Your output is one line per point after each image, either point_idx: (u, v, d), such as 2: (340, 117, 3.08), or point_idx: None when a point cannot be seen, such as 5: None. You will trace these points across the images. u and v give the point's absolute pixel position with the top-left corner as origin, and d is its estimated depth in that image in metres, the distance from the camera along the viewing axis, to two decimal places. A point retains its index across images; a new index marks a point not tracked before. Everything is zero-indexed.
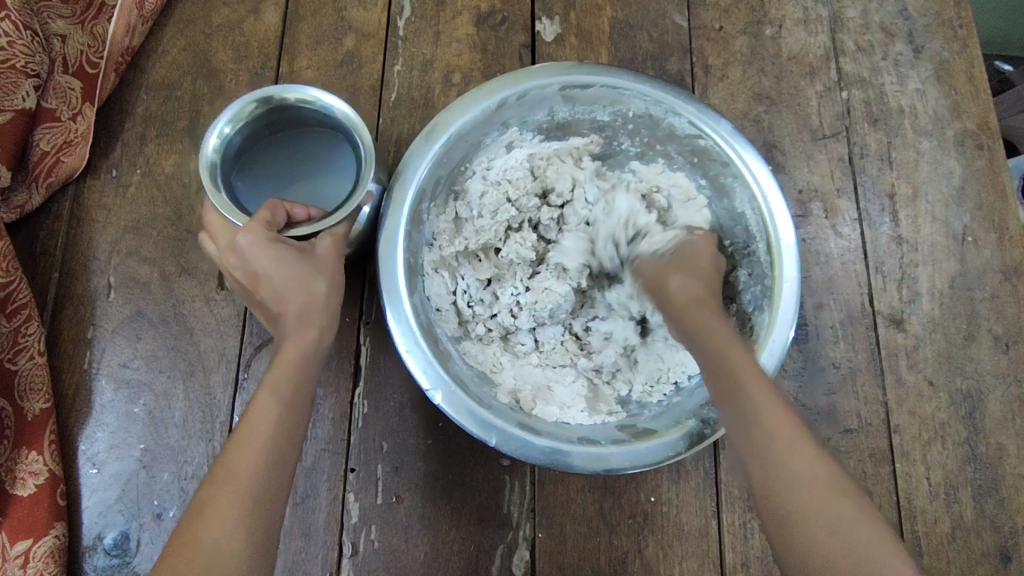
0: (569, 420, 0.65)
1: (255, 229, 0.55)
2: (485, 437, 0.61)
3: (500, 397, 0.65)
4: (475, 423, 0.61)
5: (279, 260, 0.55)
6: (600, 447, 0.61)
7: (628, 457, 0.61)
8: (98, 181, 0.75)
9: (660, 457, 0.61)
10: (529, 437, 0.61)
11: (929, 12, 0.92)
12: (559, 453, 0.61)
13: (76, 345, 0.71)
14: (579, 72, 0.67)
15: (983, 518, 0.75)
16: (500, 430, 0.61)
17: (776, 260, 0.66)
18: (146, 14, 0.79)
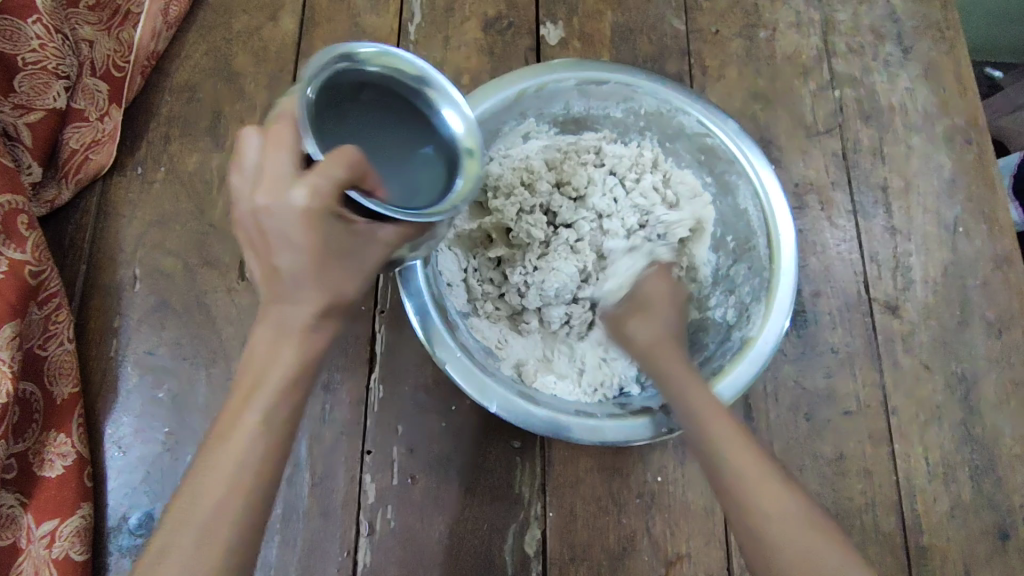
0: (568, 396, 0.69)
1: (321, 184, 0.47)
2: (485, 402, 0.64)
3: (505, 368, 0.69)
4: (480, 391, 0.65)
5: (309, 244, 0.49)
6: (597, 420, 0.65)
7: (623, 432, 0.64)
8: (124, 178, 0.79)
9: (653, 433, 0.64)
10: (529, 406, 0.65)
11: (917, 15, 0.96)
12: (560, 424, 0.64)
13: (103, 333, 0.74)
14: (596, 69, 0.72)
15: (981, 497, 0.77)
16: (504, 398, 0.65)
17: (775, 252, 0.69)
18: (170, 21, 0.83)
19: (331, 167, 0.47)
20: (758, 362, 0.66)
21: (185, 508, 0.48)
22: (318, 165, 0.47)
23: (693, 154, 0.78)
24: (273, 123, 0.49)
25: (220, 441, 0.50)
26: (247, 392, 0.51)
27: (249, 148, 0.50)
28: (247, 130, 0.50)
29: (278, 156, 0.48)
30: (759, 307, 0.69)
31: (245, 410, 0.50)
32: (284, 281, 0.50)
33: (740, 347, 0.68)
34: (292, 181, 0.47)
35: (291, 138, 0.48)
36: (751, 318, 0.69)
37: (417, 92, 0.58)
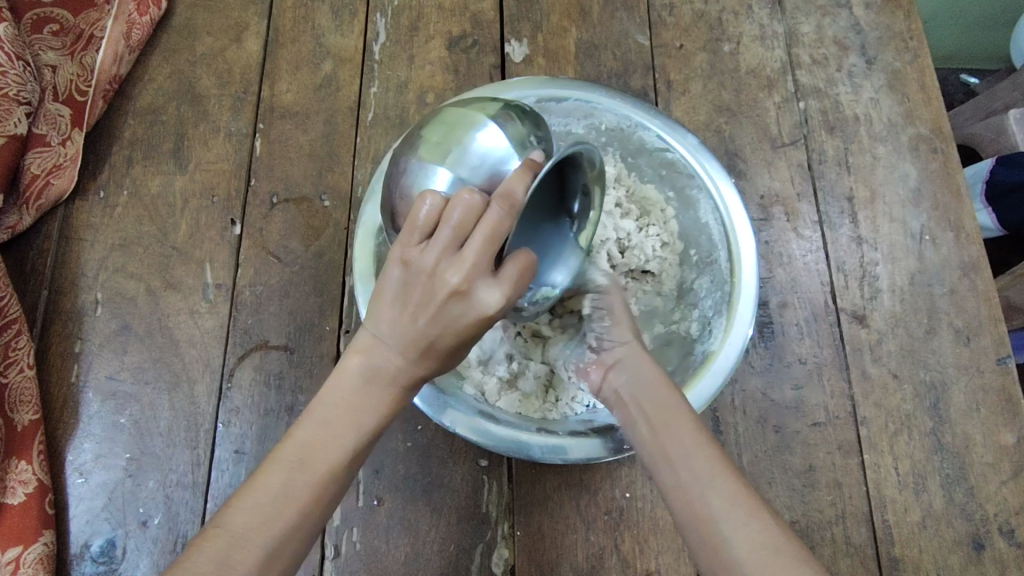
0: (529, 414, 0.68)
1: (511, 295, 0.50)
2: (442, 421, 0.64)
3: (466, 388, 0.69)
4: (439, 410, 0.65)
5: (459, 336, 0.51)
6: (557, 438, 0.65)
7: (582, 449, 0.64)
8: (87, 203, 0.79)
9: (613, 451, 0.64)
10: (488, 426, 0.65)
11: (879, 26, 0.98)
12: (519, 442, 0.64)
13: (64, 359, 0.73)
14: (555, 88, 0.74)
15: (953, 507, 0.76)
16: (462, 417, 0.65)
17: (735, 267, 0.69)
18: (133, 45, 0.83)
19: (520, 282, 0.50)
20: (718, 377, 0.66)
21: (261, 515, 0.48)
22: (511, 272, 0.49)
23: (654, 168, 0.78)
24: (490, 201, 0.49)
25: (305, 462, 0.51)
26: (340, 423, 0.52)
27: (461, 208, 0.48)
28: (470, 192, 0.49)
29: (480, 241, 0.48)
30: (720, 321, 0.69)
31: (338, 441, 0.52)
32: (416, 345, 0.51)
33: (700, 362, 0.68)
34: (489, 277, 0.49)
35: (501, 236, 0.48)
36: (713, 332, 0.69)
37: (574, 202, 0.70)
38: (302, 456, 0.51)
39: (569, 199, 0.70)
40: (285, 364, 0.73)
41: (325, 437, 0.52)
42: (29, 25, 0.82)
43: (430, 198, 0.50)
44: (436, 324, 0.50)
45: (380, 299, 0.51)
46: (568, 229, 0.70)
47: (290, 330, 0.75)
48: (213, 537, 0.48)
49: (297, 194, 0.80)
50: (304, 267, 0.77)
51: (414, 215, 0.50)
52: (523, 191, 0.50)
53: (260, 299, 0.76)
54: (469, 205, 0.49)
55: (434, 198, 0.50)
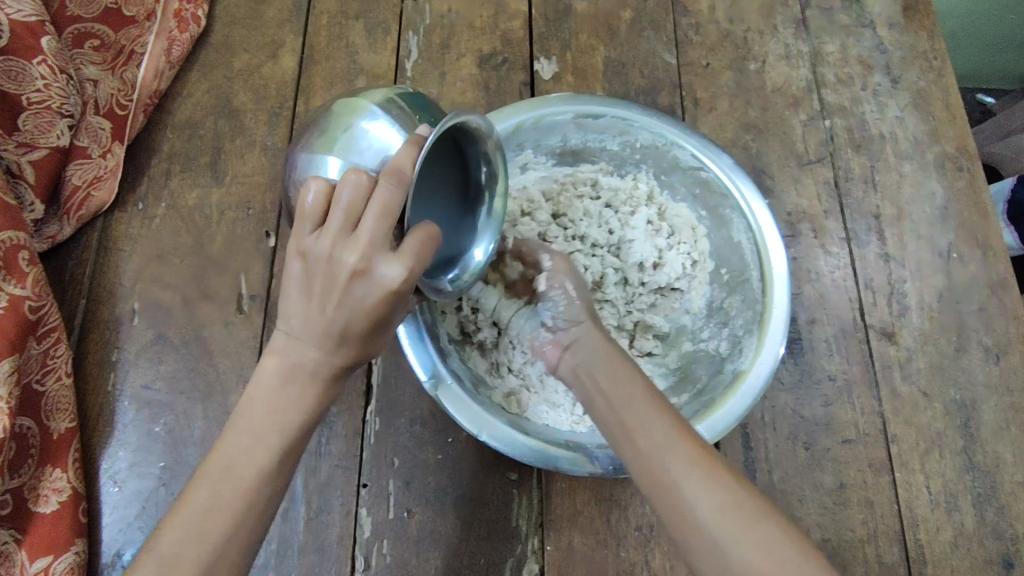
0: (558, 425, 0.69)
1: (413, 269, 0.49)
2: (473, 431, 0.64)
3: (495, 398, 0.69)
4: (467, 416, 0.65)
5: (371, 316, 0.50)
6: (585, 450, 0.65)
7: (610, 463, 0.64)
8: (125, 214, 0.80)
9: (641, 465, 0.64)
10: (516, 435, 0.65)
11: (904, 46, 0.99)
12: (548, 453, 0.64)
13: (102, 367, 0.74)
14: (593, 104, 0.74)
15: (985, 526, 0.76)
16: (492, 426, 0.64)
17: (767, 287, 0.70)
18: (173, 60, 0.86)
19: (422, 254, 0.49)
20: (749, 397, 0.66)
21: (188, 533, 0.50)
22: (410, 245, 0.49)
23: (688, 186, 0.79)
24: (380, 179, 0.49)
25: (229, 471, 0.51)
26: (263, 428, 0.52)
27: (350, 189, 0.48)
28: (357, 172, 0.49)
29: (373, 219, 0.48)
30: (752, 341, 0.69)
31: (259, 443, 0.52)
32: (329, 335, 0.51)
33: (732, 380, 0.68)
34: (385, 252, 0.49)
35: (391, 209, 0.48)
36: (744, 351, 0.69)
37: (478, 171, 0.68)
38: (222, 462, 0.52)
39: (472, 169, 0.68)
40: None
41: (249, 444, 0.52)
42: (69, 39, 0.82)
43: (315, 185, 0.50)
44: (346, 310, 0.50)
45: (288, 296, 0.51)
46: (478, 198, 0.69)
47: None
48: (145, 557, 0.50)
49: None
50: None
51: (303, 205, 0.50)
52: (412, 167, 0.50)
53: None
54: (357, 186, 0.49)
55: (318, 183, 0.50)
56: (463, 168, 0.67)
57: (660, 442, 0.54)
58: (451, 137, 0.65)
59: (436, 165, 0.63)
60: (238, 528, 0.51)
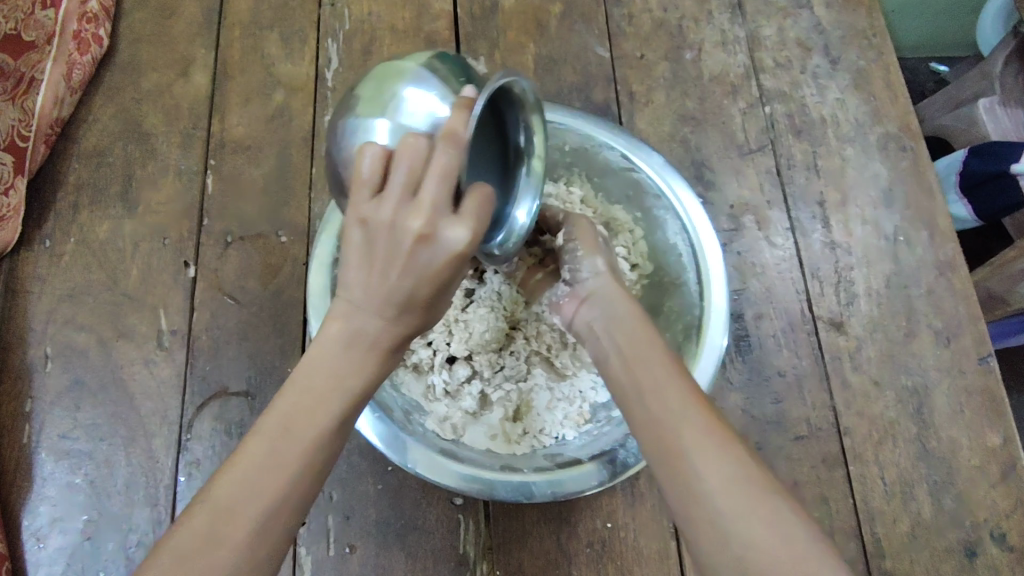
0: (496, 448, 0.66)
1: (479, 233, 0.45)
2: (401, 461, 0.62)
3: (429, 424, 0.67)
4: (396, 448, 0.62)
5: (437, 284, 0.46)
6: (522, 475, 0.62)
7: (549, 487, 0.62)
8: (32, 253, 0.75)
9: (580, 487, 0.62)
10: (448, 463, 0.63)
11: (842, 25, 0.96)
12: (482, 481, 0.62)
13: (15, 420, 0.70)
14: None
15: (942, 514, 0.75)
16: (422, 457, 0.63)
17: (704, 289, 0.68)
18: (74, 85, 0.81)
19: (485, 216, 0.45)
20: None
21: (248, 491, 0.45)
22: (472, 208, 0.45)
23: (621, 188, 0.77)
24: (438, 140, 0.44)
25: (290, 432, 0.47)
26: (323, 392, 0.48)
27: (411, 154, 0.44)
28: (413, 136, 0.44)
29: (436, 182, 0.43)
30: (691, 347, 0.67)
31: (322, 409, 0.48)
32: (393, 304, 0.46)
33: None
34: (450, 215, 0.44)
35: (454, 171, 0.44)
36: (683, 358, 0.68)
37: (517, 137, 0.63)
38: (285, 420, 0.47)
39: (510, 135, 0.63)
40: (246, 410, 0.71)
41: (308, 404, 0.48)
42: None
43: (369, 150, 0.45)
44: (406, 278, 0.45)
45: (346, 266, 0.47)
46: (517, 163, 0.63)
47: (250, 375, 0.72)
48: (197, 512, 0.45)
49: (252, 231, 0.77)
50: (262, 307, 0.74)
51: (358, 173, 0.45)
52: (467, 126, 0.45)
53: (217, 344, 0.73)
54: (417, 148, 0.44)
55: (374, 150, 0.45)
56: (500, 134, 0.62)
57: (689, 427, 0.49)
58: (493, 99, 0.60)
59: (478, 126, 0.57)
60: (290, 493, 0.46)
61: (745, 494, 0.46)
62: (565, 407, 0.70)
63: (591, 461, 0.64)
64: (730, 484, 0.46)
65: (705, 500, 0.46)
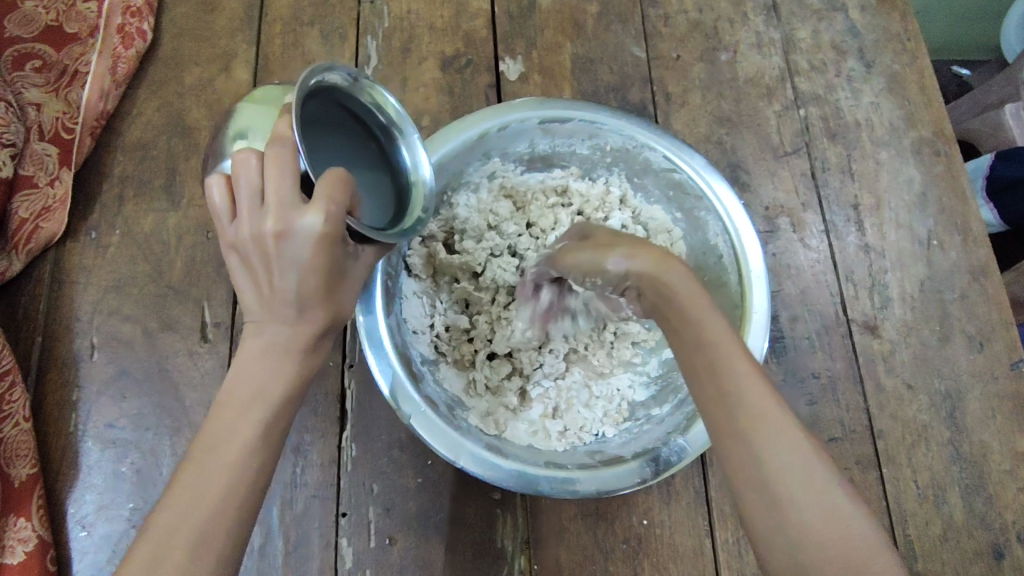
0: (539, 444, 0.67)
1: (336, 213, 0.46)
2: (448, 457, 0.62)
3: (472, 419, 0.67)
4: (444, 442, 0.62)
5: (318, 271, 0.47)
6: (567, 472, 0.63)
7: (594, 483, 0.62)
8: (78, 245, 0.76)
9: (624, 484, 0.63)
10: (494, 459, 0.62)
11: (877, 28, 0.96)
12: (528, 476, 0.62)
13: (62, 408, 0.71)
14: (558, 108, 0.71)
15: (973, 517, 0.75)
16: (469, 452, 0.62)
17: (746, 292, 0.68)
18: (119, 79, 0.81)
19: (338, 195, 0.46)
20: None
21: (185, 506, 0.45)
22: (319, 188, 0.45)
23: (661, 188, 0.77)
24: (267, 149, 0.46)
25: (218, 447, 0.47)
26: (244, 402, 0.48)
27: (247, 171, 0.46)
28: (244, 153, 0.46)
29: (278, 181, 0.45)
30: None
31: (248, 413, 0.48)
32: (288, 305, 0.48)
33: None
34: (298, 207, 0.45)
35: (290, 166, 0.46)
36: None
37: (375, 118, 0.59)
38: (207, 438, 0.48)
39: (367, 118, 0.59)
40: None
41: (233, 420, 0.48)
42: (9, 63, 0.80)
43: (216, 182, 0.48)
44: (287, 270, 0.46)
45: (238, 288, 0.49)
46: (390, 143, 0.60)
47: None
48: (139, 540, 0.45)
49: None
50: None
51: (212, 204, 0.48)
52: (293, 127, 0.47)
53: None
54: (251, 164, 0.46)
55: (216, 180, 0.48)
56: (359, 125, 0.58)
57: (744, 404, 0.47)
58: (333, 99, 0.56)
59: (324, 132, 0.54)
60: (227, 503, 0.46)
61: (801, 468, 0.45)
62: (605, 402, 0.72)
63: (635, 458, 0.64)
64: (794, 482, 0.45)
65: (761, 480, 0.46)
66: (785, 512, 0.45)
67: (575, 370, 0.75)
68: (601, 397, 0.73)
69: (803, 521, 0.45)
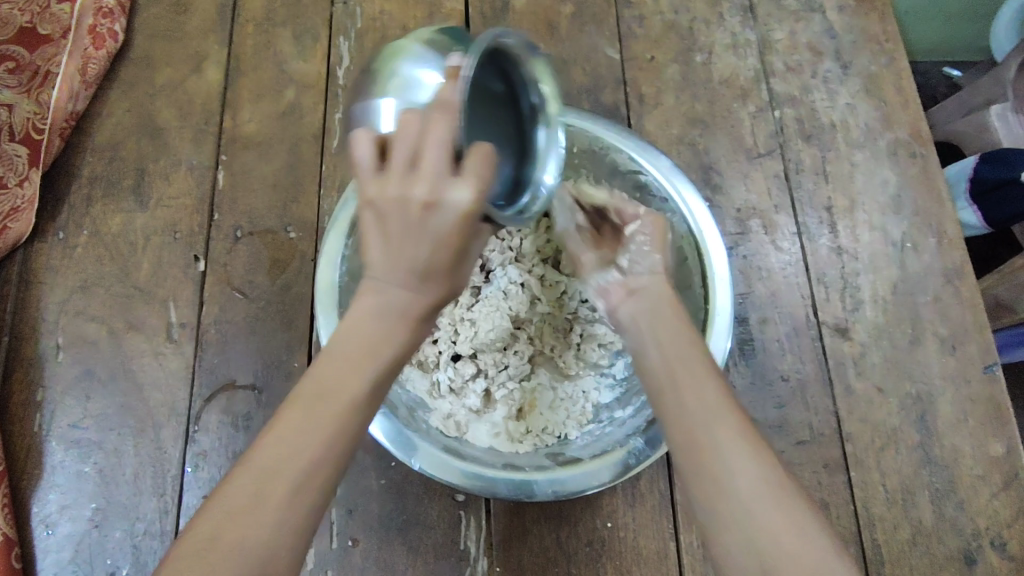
0: (499, 447, 0.67)
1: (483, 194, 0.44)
2: (405, 459, 0.62)
3: (432, 421, 0.67)
4: (401, 444, 0.63)
5: (452, 249, 0.45)
6: (525, 474, 0.63)
7: (550, 486, 0.63)
8: (46, 245, 0.77)
9: (581, 487, 0.63)
10: (452, 461, 0.63)
11: (853, 30, 0.96)
12: (485, 479, 0.62)
13: (26, 408, 0.71)
14: None
15: (943, 522, 0.75)
16: (427, 453, 0.63)
17: (709, 292, 0.68)
18: (89, 79, 0.82)
19: (488, 175, 0.44)
20: None
21: (288, 449, 0.45)
22: (472, 166, 0.43)
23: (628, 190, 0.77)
24: (435, 109, 0.44)
25: (327, 397, 0.47)
26: (356, 357, 0.48)
27: (408, 132, 0.43)
28: (410, 115, 0.44)
29: (437, 149, 0.43)
30: None
31: (358, 373, 0.48)
32: (413, 273, 0.46)
33: None
34: (452, 178, 0.43)
35: (448, 135, 0.43)
36: None
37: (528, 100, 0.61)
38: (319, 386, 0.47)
39: (521, 98, 0.61)
40: (252, 403, 0.72)
41: (342, 374, 0.48)
42: None
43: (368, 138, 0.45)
44: (420, 245, 0.45)
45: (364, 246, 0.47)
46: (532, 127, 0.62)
47: (257, 369, 0.73)
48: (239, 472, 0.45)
49: (261, 227, 0.78)
50: (269, 302, 0.75)
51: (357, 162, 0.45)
52: (458, 94, 0.45)
53: (226, 337, 0.74)
54: (413, 125, 0.44)
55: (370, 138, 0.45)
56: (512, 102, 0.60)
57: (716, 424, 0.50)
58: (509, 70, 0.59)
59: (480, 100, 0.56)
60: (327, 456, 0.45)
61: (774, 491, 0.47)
62: (569, 404, 0.71)
63: (592, 461, 0.64)
64: (765, 515, 0.46)
65: (733, 500, 0.47)
66: (763, 545, 0.45)
67: (540, 373, 0.74)
68: (564, 399, 0.72)
69: (780, 544, 0.45)
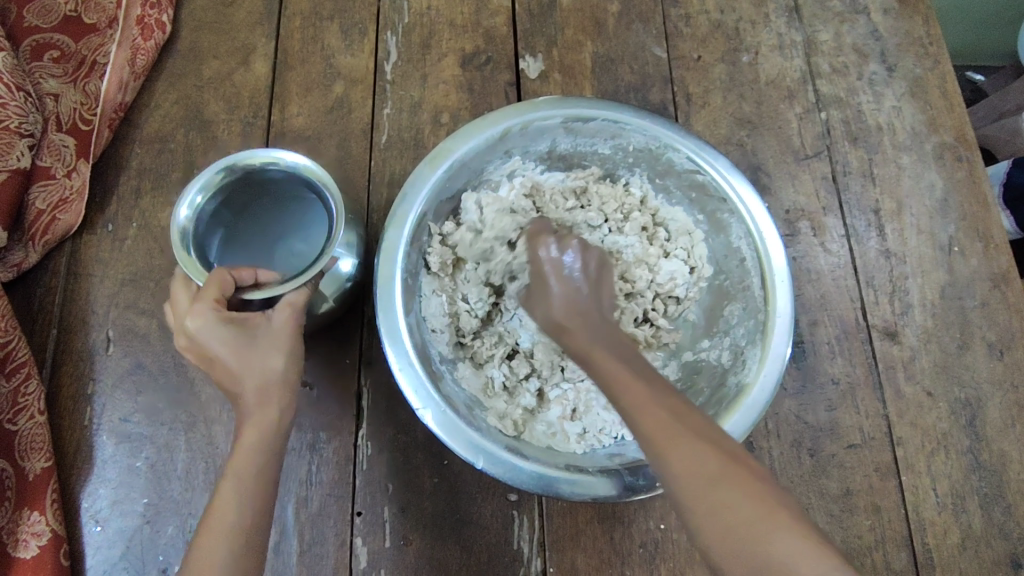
0: (557, 447, 0.66)
1: (203, 309, 0.54)
2: (467, 458, 0.61)
3: (491, 420, 0.67)
4: (465, 444, 0.62)
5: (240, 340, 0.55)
6: (587, 474, 0.62)
7: (614, 487, 0.62)
8: (94, 237, 0.76)
9: (643, 489, 0.62)
10: (515, 461, 0.62)
11: (899, 32, 0.95)
12: (547, 479, 0.61)
13: (77, 401, 0.71)
14: (584, 106, 0.70)
15: (992, 527, 0.74)
16: (489, 453, 0.62)
17: (769, 295, 0.67)
18: (138, 71, 0.81)
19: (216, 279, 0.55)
20: (755, 411, 0.64)
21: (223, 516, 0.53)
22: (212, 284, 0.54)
23: (684, 190, 0.76)
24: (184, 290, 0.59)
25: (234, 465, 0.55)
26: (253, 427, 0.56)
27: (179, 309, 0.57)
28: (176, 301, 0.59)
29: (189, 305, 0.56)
30: (754, 351, 0.67)
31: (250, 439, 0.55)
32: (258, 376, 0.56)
33: (735, 394, 0.65)
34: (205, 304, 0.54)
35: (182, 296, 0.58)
36: (746, 363, 0.67)
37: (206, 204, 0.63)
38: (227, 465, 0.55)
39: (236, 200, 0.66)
40: (304, 401, 0.72)
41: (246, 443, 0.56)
42: (28, 52, 0.80)
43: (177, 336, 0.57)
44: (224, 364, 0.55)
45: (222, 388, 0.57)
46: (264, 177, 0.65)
47: (309, 365, 0.73)
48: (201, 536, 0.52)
49: None
50: None
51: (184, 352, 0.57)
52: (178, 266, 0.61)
53: None
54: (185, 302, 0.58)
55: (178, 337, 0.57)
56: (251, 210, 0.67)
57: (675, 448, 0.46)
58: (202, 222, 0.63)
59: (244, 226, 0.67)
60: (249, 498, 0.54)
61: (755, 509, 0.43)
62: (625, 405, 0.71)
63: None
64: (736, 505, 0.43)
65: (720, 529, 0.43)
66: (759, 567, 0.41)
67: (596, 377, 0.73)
68: None
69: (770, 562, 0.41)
